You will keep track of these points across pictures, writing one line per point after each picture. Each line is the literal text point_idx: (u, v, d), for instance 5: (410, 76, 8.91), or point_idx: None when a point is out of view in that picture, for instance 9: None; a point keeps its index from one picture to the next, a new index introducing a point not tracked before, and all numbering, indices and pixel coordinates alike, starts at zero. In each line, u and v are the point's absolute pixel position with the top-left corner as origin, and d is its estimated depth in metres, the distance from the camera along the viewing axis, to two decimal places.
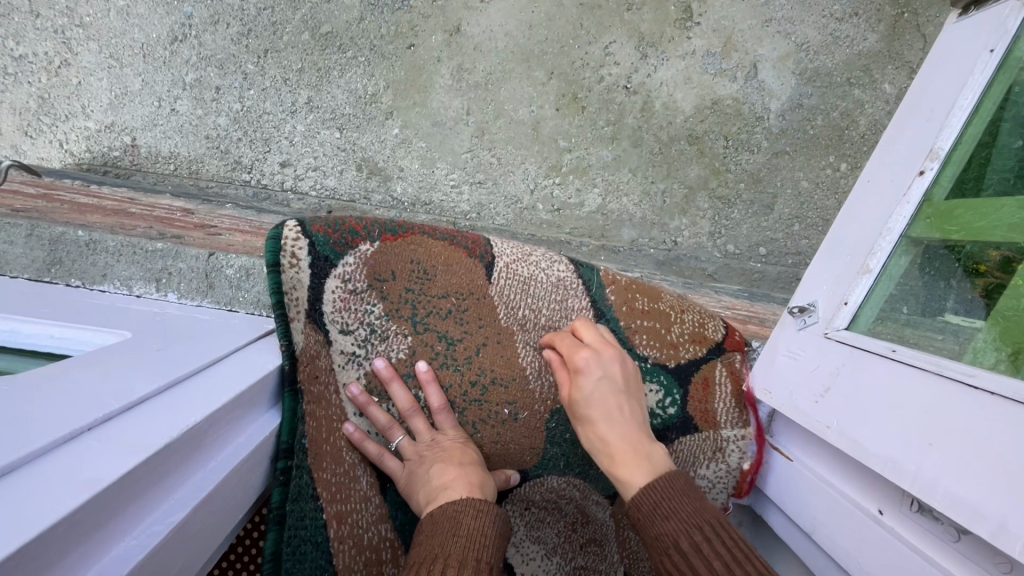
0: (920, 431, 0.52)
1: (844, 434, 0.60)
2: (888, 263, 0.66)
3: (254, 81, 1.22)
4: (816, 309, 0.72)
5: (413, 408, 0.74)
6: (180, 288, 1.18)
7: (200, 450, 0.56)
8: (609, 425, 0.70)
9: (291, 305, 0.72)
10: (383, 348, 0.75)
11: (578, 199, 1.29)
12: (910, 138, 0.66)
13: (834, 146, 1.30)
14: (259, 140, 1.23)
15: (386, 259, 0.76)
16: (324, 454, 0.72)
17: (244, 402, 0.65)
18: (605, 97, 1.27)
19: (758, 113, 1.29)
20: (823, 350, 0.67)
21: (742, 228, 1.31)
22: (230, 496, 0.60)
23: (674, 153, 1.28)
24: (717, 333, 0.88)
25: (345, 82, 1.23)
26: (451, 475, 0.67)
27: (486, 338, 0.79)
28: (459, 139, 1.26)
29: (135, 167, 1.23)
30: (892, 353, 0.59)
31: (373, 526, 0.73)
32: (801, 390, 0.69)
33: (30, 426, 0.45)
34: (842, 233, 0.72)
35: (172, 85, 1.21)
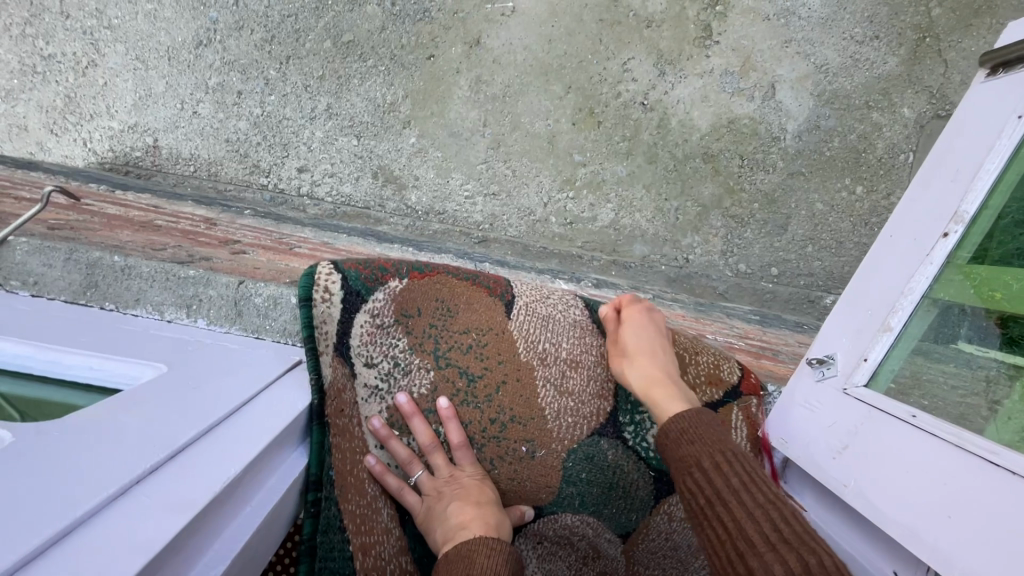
0: (937, 500, 0.49)
1: (860, 495, 0.56)
2: (908, 323, 0.62)
3: (275, 86, 1.23)
4: (834, 361, 0.66)
5: (434, 443, 0.68)
6: (211, 316, 0.85)
7: (245, 493, 0.52)
8: (648, 355, 0.71)
9: (321, 338, 0.67)
10: (406, 382, 0.69)
11: (591, 213, 1.29)
12: (936, 196, 0.62)
13: (850, 168, 1.29)
14: (278, 145, 1.25)
15: (413, 296, 0.72)
16: (349, 485, 0.64)
17: (285, 437, 0.61)
18: (621, 113, 1.28)
19: (774, 133, 1.29)
20: (841, 407, 0.62)
21: (754, 247, 1.31)
22: (272, 541, 0.56)
23: (689, 171, 1.29)
24: (733, 374, 0.81)
25: (365, 91, 1.24)
26: (469, 514, 0.61)
27: (506, 376, 0.72)
28: (474, 150, 1.27)
29: (156, 167, 1.25)
30: (910, 417, 0.55)
31: (395, 558, 0.65)
32: (816, 446, 0.64)
33: (74, 485, 0.41)
34: (861, 285, 0.67)
35: (195, 89, 1.23)
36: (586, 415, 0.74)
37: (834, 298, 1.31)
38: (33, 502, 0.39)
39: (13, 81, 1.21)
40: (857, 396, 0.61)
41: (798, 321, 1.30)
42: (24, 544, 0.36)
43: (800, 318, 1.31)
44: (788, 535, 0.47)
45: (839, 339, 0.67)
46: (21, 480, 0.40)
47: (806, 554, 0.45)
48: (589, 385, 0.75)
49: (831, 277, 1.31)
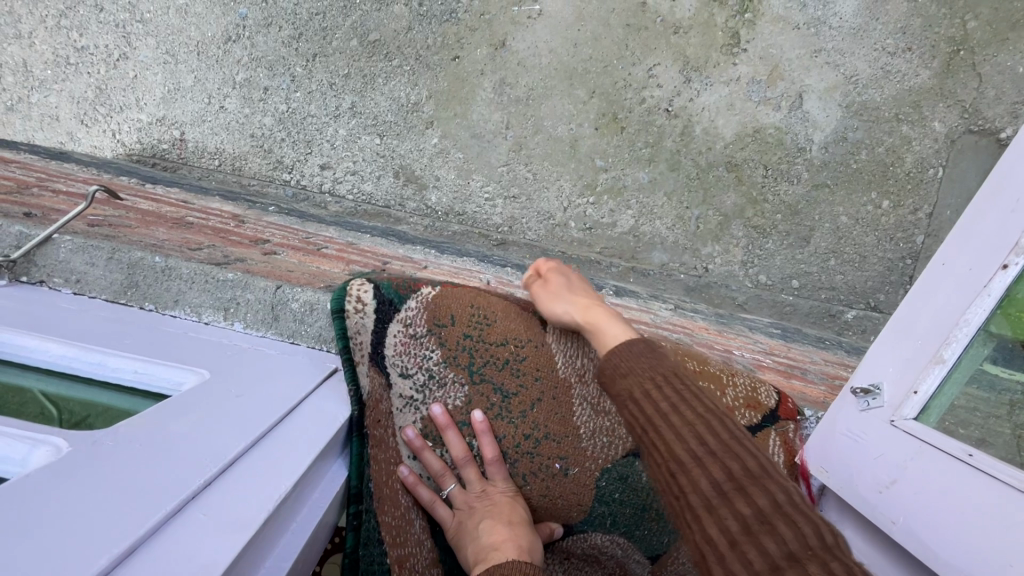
0: (1005, 548, 0.47)
1: (911, 534, 0.54)
2: (963, 354, 0.59)
3: (301, 84, 1.24)
4: (881, 391, 0.63)
5: (466, 457, 0.67)
6: (247, 317, 0.79)
7: (292, 508, 0.52)
8: (577, 291, 0.69)
9: (357, 350, 0.66)
10: (442, 394, 0.68)
11: (610, 219, 1.28)
12: (994, 221, 0.58)
13: (877, 182, 1.27)
14: (302, 142, 1.26)
15: (448, 301, 0.70)
16: (385, 498, 0.65)
17: (327, 450, 0.61)
18: (645, 119, 1.27)
19: (800, 144, 1.27)
20: (891, 439, 0.59)
21: (776, 259, 1.29)
22: (318, 552, 0.57)
23: (711, 179, 1.27)
24: (770, 399, 0.79)
25: (389, 90, 1.25)
26: (502, 535, 0.60)
27: (542, 393, 0.71)
28: (496, 152, 1.27)
29: (182, 160, 1.27)
30: (967, 455, 0.53)
31: (426, 571, 0.66)
32: (860, 475, 0.61)
33: (134, 501, 0.41)
34: (912, 311, 0.63)
35: (222, 84, 1.24)
36: (624, 435, 0.73)
37: (856, 313, 1.29)
38: (96, 519, 0.38)
39: (46, 71, 1.23)
40: (902, 428, 0.59)
41: (819, 334, 1.29)
42: (89, 566, 0.35)
43: (819, 331, 1.29)
44: (713, 446, 0.45)
45: (886, 368, 0.64)
46: (82, 495, 0.39)
47: (728, 463, 0.43)
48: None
49: (854, 291, 1.29)
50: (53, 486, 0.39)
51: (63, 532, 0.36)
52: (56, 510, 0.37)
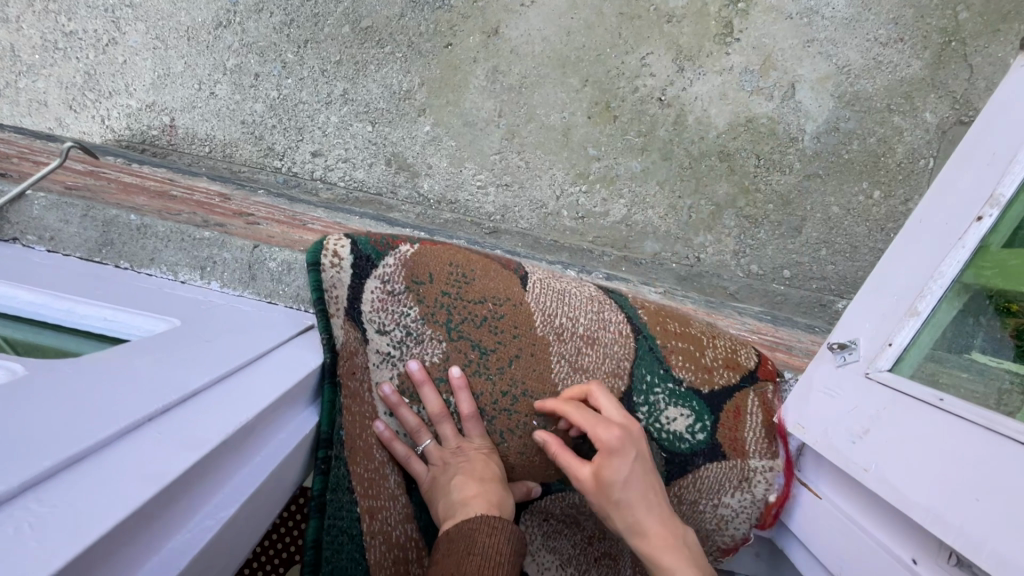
0: (968, 483, 0.49)
1: (882, 479, 0.58)
2: (937, 308, 0.62)
3: (293, 70, 1.24)
4: (856, 346, 0.68)
5: (442, 413, 0.73)
6: (223, 278, 0.95)
7: (249, 444, 0.55)
8: (635, 483, 0.68)
9: (330, 302, 0.73)
10: (418, 350, 0.75)
11: (603, 208, 1.28)
12: (968, 178, 0.62)
13: (868, 172, 1.27)
14: (293, 129, 1.25)
15: (425, 261, 0.77)
16: (358, 449, 0.71)
17: (288, 399, 0.64)
18: (638, 108, 1.27)
19: (793, 134, 1.27)
20: (864, 391, 0.64)
21: (767, 248, 1.29)
22: (275, 495, 0.59)
23: (704, 169, 1.27)
24: (750, 360, 0.86)
25: (381, 77, 1.24)
26: (472, 492, 0.67)
27: (520, 349, 0.78)
28: (489, 140, 1.26)
29: (171, 147, 1.25)
30: (938, 400, 0.56)
31: (400, 525, 0.72)
32: (836, 429, 0.66)
33: (94, 414, 0.44)
34: (889, 269, 0.68)
35: (213, 70, 1.23)
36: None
37: (847, 303, 1.29)
38: (53, 426, 0.40)
39: (35, 55, 1.22)
40: (879, 380, 0.63)
41: (810, 324, 1.29)
42: (45, 460, 0.37)
43: (811, 321, 1.30)
44: None
45: (863, 326, 0.69)
46: (40, 407, 0.42)
47: None
48: (605, 363, 0.81)
49: (845, 282, 1.29)
50: (14, 399, 0.41)
51: (20, 432, 0.38)
52: (15, 415, 0.40)
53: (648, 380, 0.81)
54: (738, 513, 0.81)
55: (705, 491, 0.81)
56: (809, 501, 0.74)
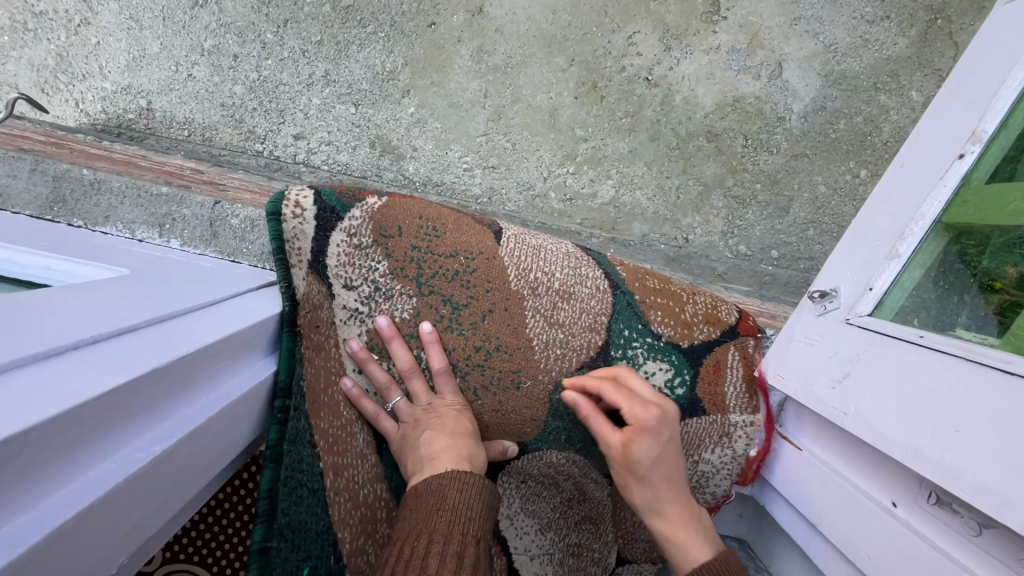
0: (946, 417, 0.51)
1: (863, 420, 0.60)
2: (919, 249, 0.64)
3: (272, 51, 1.21)
4: (838, 295, 0.71)
5: (412, 368, 0.76)
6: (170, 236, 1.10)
7: (186, 384, 0.55)
8: (665, 468, 0.71)
9: (290, 252, 0.73)
10: (388, 307, 0.76)
11: (591, 189, 1.27)
12: (949, 118, 0.64)
13: (855, 151, 1.27)
14: (274, 111, 1.22)
15: (394, 215, 0.77)
16: (322, 403, 0.73)
17: (233, 346, 0.64)
18: (625, 88, 1.25)
19: (780, 113, 1.27)
20: (844, 336, 0.67)
21: (755, 229, 1.28)
22: (218, 439, 0.60)
23: (691, 149, 1.27)
24: (730, 316, 0.88)
25: (363, 57, 1.22)
26: (441, 445, 0.69)
27: (493, 304, 0.79)
28: (475, 121, 1.24)
29: (149, 130, 1.22)
30: (918, 338, 0.58)
31: (370, 484, 0.75)
32: (816, 376, 0.70)
33: (18, 336, 0.43)
34: (873, 214, 0.71)
35: (190, 51, 1.20)
36: (577, 346, 0.81)
37: None
38: None
39: (4, 37, 1.19)
40: (857, 326, 0.65)
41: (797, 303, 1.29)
42: None
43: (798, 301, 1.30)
44: None
45: (845, 275, 0.72)
46: None
47: None
48: (581, 318, 0.82)
49: None
50: None
51: None
52: None
53: (626, 335, 0.83)
54: (718, 468, 0.84)
55: (687, 446, 0.83)
56: (790, 453, 0.77)
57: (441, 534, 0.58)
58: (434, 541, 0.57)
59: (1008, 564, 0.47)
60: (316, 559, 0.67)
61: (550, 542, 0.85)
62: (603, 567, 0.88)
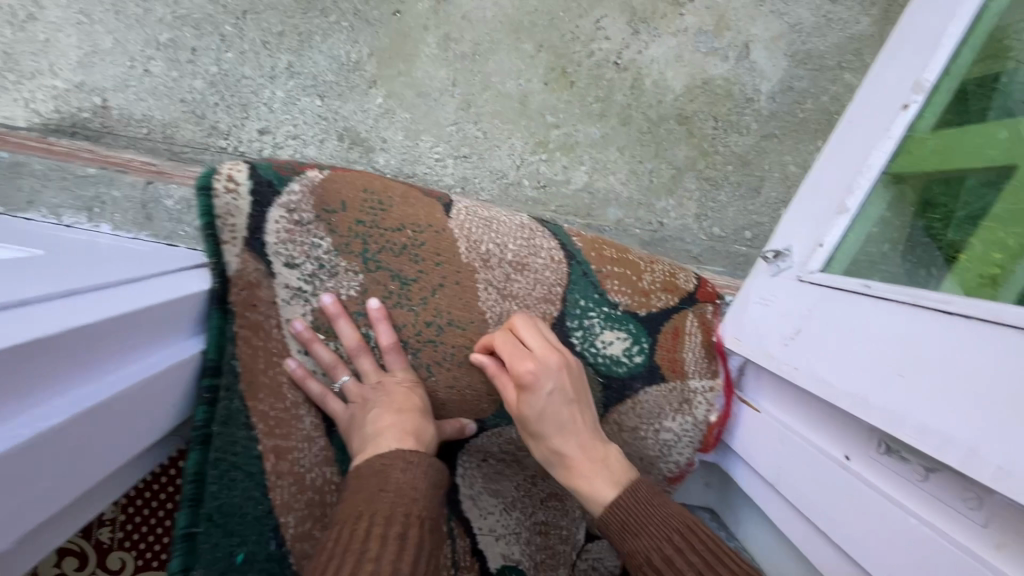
0: (893, 362, 0.53)
1: (813, 374, 0.62)
2: (865, 203, 0.68)
3: (232, 43, 1.17)
4: (790, 254, 0.75)
5: (360, 347, 0.78)
6: (113, 219, 1.20)
7: (94, 357, 0.55)
8: (557, 411, 0.72)
9: (222, 230, 0.73)
10: (334, 284, 0.78)
11: (564, 176, 1.27)
12: (896, 73, 0.67)
13: (822, 130, 1.29)
14: (236, 106, 1.19)
15: (336, 188, 0.77)
16: (260, 385, 0.77)
17: (149, 322, 0.64)
18: (595, 73, 1.25)
19: (749, 94, 1.27)
20: (797, 293, 0.69)
21: (728, 210, 1.29)
22: (126, 419, 0.59)
23: (663, 133, 1.27)
24: (688, 283, 0.89)
25: (327, 48, 1.19)
26: (386, 422, 0.70)
27: (444, 278, 0.80)
28: (444, 110, 1.23)
29: (105, 129, 1.18)
30: (866, 289, 0.60)
31: (317, 468, 0.79)
32: (770, 334, 0.72)
33: None
34: (823, 172, 0.74)
35: (145, 45, 1.16)
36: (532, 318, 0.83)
37: None
38: None
39: None
40: (808, 282, 0.68)
41: None
42: None
43: None
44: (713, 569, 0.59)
45: (798, 234, 0.75)
46: None
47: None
48: (535, 289, 0.84)
49: None
50: None
51: None
52: None
53: (582, 305, 0.84)
54: (680, 437, 0.86)
55: (647, 415, 0.85)
56: (748, 415, 0.79)
57: (381, 515, 0.58)
58: (373, 523, 0.57)
59: (954, 507, 0.48)
60: (253, 544, 0.74)
61: (516, 522, 0.87)
62: (572, 545, 0.90)
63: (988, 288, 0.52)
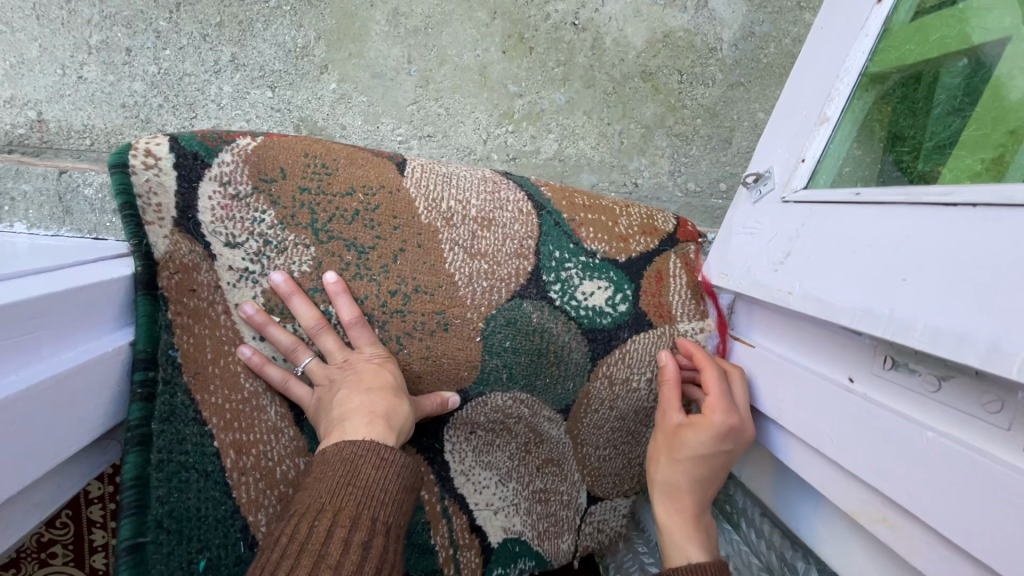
0: (893, 269, 0.51)
1: (809, 295, 0.61)
2: (846, 109, 0.66)
3: (168, 39, 1.11)
4: (771, 176, 0.73)
5: (319, 325, 0.73)
6: (28, 216, 1.12)
7: (30, 339, 0.54)
8: (693, 462, 0.72)
9: (145, 209, 0.69)
10: (283, 261, 0.74)
11: (533, 146, 1.24)
12: None
13: (788, 74, 1.27)
14: (183, 106, 1.13)
15: (272, 156, 0.74)
16: (210, 375, 0.73)
17: (69, 311, 0.59)
18: (553, 36, 1.21)
19: (710, 44, 1.25)
20: (785, 214, 0.68)
21: (702, 164, 1.28)
22: (35, 425, 0.53)
23: (628, 91, 1.24)
24: (667, 224, 0.90)
25: (271, 35, 1.13)
26: (354, 402, 0.67)
27: (404, 242, 0.77)
28: (402, 90, 1.18)
29: (45, 144, 1.11)
30: (856, 195, 0.58)
31: (287, 459, 0.76)
32: (761, 262, 0.71)
33: None
34: (798, 88, 0.72)
35: (75, 50, 1.09)
36: (505, 276, 0.81)
37: None
38: None
39: None
40: (794, 201, 0.67)
41: None
42: None
43: None
44: None
45: (777, 154, 0.74)
46: None
47: None
48: (505, 244, 0.81)
49: None
50: None
51: None
52: None
53: (558, 257, 0.82)
54: None
55: (636, 364, 0.84)
56: (741, 349, 0.78)
57: (346, 517, 0.56)
58: (337, 527, 0.55)
59: (973, 412, 0.47)
60: (219, 548, 0.72)
61: (513, 493, 0.90)
62: (574, 509, 0.94)
63: (992, 173, 0.50)
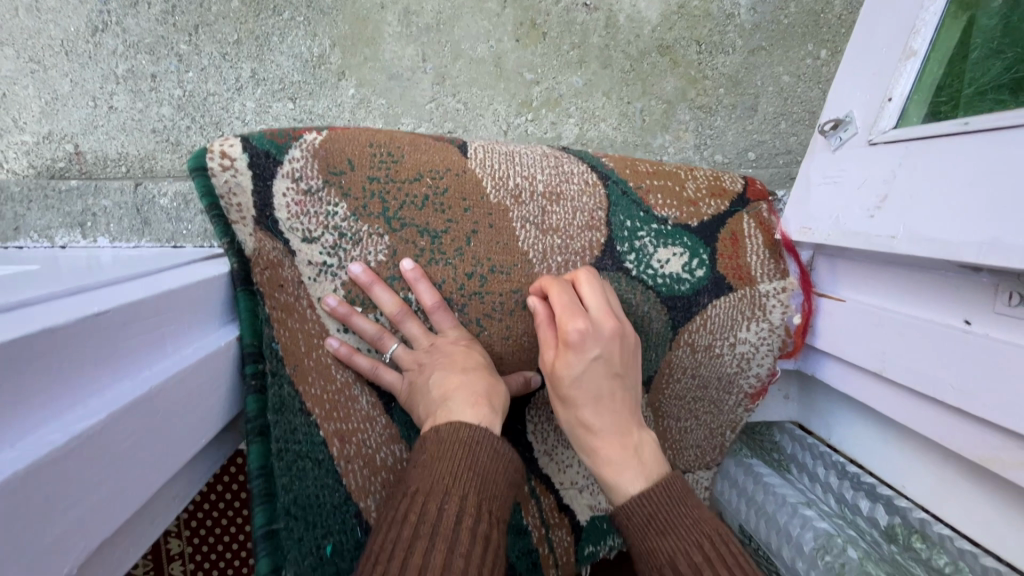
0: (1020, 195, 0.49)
1: (914, 236, 0.59)
2: (935, 39, 0.62)
3: (190, 62, 1.13)
4: (852, 120, 0.71)
5: (402, 310, 0.74)
6: (110, 230, 1.15)
7: (166, 334, 0.57)
8: (583, 388, 0.68)
9: (229, 209, 0.70)
10: (359, 252, 0.74)
11: (553, 132, 1.23)
12: None
13: (811, 32, 1.22)
14: (209, 125, 1.15)
15: (339, 149, 0.74)
16: (307, 368, 0.74)
17: (189, 306, 0.62)
18: (565, 19, 1.19)
19: (727, 10, 1.21)
20: (873, 156, 0.66)
21: (728, 134, 1.25)
22: (179, 412, 0.56)
23: (646, 67, 1.22)
24: (736, 184, 0.88)
25: (287, 47, 1.15)
26: (452, 385, 0.68)
27: (476, 224, 0.77)
28: (419, 88, 1.19)
29: (85, 175, 1.15)
30: (963, 126, 0.55)
31: (385, 447, 0.77)
32: (849, 211, 0.69)
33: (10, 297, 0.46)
34: (871, 25, 0.69)
35: (104, 81, 1.12)
36: (579, 249, 0.80)
37: None
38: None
39: None
40: (882, 142, 0.65)
41: None
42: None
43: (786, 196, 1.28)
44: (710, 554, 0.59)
45: (855, 97, 0.71)
46: None
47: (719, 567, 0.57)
48: (576, 217, 0.81)
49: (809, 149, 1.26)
50: None
51: None
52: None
53: (630, 227, 0.82)
54: (757, 347, 0.86)
55: (719, 327, 0.85)
56: (831, 305, 0.78)
57: (470, 505, 0.57)
58: (463, 516, 0.56)
59: None
60: (339, 534, 0.74)
61: None
62: None
63: None
